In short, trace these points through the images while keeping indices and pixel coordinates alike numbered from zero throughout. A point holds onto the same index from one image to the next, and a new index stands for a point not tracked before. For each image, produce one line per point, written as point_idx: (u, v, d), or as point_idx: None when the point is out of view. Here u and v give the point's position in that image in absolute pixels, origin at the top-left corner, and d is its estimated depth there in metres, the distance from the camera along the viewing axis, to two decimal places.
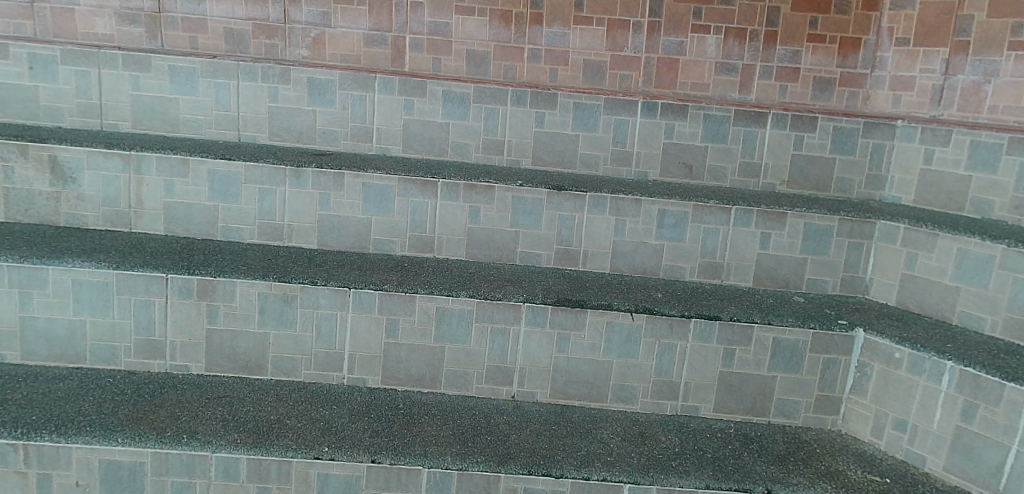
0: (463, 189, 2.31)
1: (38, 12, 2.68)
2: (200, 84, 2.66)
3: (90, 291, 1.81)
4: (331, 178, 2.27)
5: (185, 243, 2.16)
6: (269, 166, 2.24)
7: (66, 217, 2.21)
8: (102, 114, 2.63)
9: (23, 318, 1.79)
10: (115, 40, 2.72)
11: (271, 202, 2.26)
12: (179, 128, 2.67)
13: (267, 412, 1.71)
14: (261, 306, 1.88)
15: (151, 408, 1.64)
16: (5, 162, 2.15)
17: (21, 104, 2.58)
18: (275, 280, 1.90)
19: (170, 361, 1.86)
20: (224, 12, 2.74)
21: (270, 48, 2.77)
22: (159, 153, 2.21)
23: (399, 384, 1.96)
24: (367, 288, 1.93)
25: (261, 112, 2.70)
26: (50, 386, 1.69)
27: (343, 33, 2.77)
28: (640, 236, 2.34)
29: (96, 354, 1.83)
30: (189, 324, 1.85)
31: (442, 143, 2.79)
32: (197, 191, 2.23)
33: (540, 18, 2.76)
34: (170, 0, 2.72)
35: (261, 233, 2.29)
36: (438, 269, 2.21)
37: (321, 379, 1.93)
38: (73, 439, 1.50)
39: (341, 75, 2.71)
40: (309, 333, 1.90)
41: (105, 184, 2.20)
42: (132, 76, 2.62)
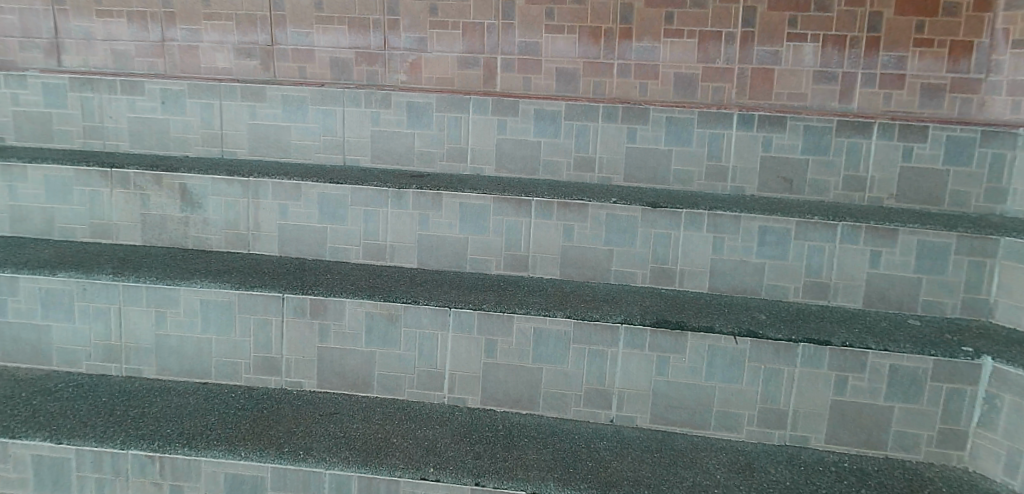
0: (557, 207, 2.32)
1: (168, 50, 2.94)
2: (310, 112, 2.81)
3: (215, 310, 1.93)
4: (430, 198, 2.34)
5: (298, 264, 2.27)
6: (372, 188, 2.34)
7: (193, 241, 2.38)
8: (223, 143, 2.80)
9: (158, 336, 1.93)
10: (234, 73, 2.94)
11: (374, 223, 2.35)
12: (290, 154, 2.81)
13: (375, 430, 1.76)
14: (367, 325, 1.94)
15: (269, 424, 1.73)
16: (144, 191, 2.35)
17: (154, 136, 2.80)
18: (381, 299, 1.96)
19: (285, 378, 1.96)
20: (329, 42, 2.90)
21: (371, 75, 2.90)
22: (274, 179, 2.35)
23: (498, 405, 1.97)
24: (467, 308, 1.96)
25: (364, 136, 2.82)
26: (181, 401, 1.81)
27: (438, 57, 2.87)
28: (740, 254, 2.26)
29: (221, 370, 1.95)
30: (302, 342, 1.94)
31: (534, 162, 2.80)
32: (308, 214, 2.35)
33: (630, 33, 2.74)
34: (281, 33, 2.90)
35: (364, 252, 2.37)
36: (535, 288, 2.22)
37: (423, 398, 1.97)
38: (202, 452, 1.58)
39: (438, 98, 2.80)
40: (412, 352, 1.95)
41: (227, 208, 2.35)
42: (249, 107, 2.79)
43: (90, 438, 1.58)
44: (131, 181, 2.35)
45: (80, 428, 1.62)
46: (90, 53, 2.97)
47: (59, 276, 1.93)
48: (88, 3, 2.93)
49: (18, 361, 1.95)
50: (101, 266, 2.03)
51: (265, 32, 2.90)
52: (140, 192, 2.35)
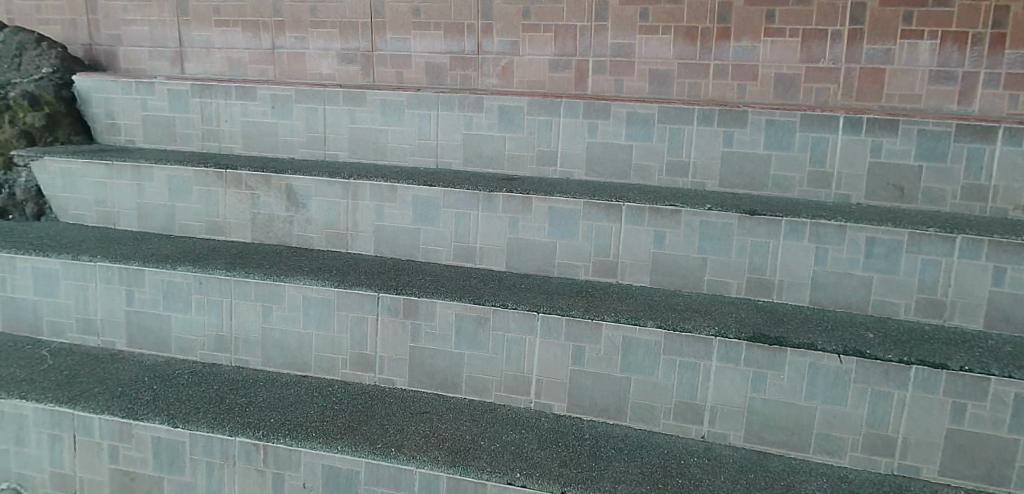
0: (648, 212, 2.26)
1: (278, 57, 3.11)
2: (406, 116, 2.88)
3: (315, 306, 2.01)
4: (520, 202, 2.34)
5: (392, 264, 2.34)
6: (464, 191, 2.37)
7: (297, 239, 2.49)
8: (325, 146, 2.92)
9: (264, 329, 2.04)
10: (336, 78, 3.07)
11: (465, 225, 2.38)
12: (386, 156, 2.90)
13: (463, 432, 1.77)
14: (457, 327, 1.97)
15: (363, 420, 1.78)
16: (254, 191, 2.49)
17: (264, 139, 2.95)
18: (471, 301, 1.99)
19: (378, 375, 2.02)
20: (425, 47, 2.98)
21: (465, 78, 2.95)
22: (372, 181, 2.43)
23: (584, 412, 1.93)
24: (555, 313, 1.93)
25: (457, 140, 2.85)
26: (283, 393, 1.89)
27: (530, 61, 2.88)
28: (845, 266, 2.11)
29: (320, 364, 2.04)
30: (395, 341, 1.99)
31: (625, 166, 2.71)
32: (403, 215, 2.42)
33: (727, 33, 2.64)
34: (381, 40, 3.01)
35: (454, 254, 2.41)
36: (624, 296, 2.16)
37: (510, 401, 1.97)
38: (301, 443, 1.63)
39: (529, 101, 2.77)
40: (500, 355, 1.96)
41: (328, 209, 2.46)
42: (350, 111, 2.90)
43: (202, 423, 1.68)
44: (243, 182, 2.50)
45: (193, 414, 1.71)
46: (209, 61, 3.18)
47: (179, 270, 2.07)
48: (208, 14, 3.15)
49: (142, 348, 2.10)
50: (215, 261, 2.17)
51: (366, 38, 3.02)
52: (251, 192, 2.50)
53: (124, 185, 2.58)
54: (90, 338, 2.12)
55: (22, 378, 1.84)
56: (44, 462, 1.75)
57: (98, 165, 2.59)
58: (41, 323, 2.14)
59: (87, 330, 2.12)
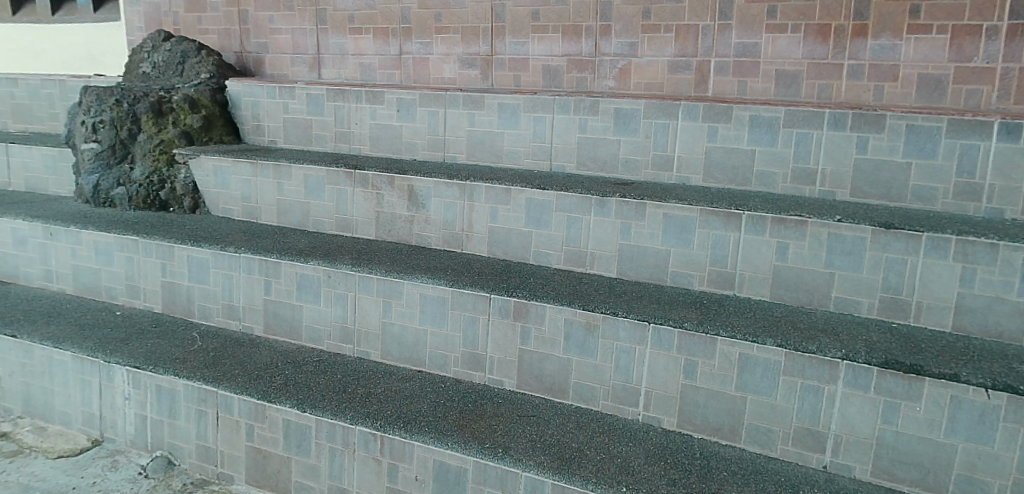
0: (771, 222, 2.10)
1: (404, 62, 3.25)
2: (522, 119, 2.89)
3: (431, 304, 2.08)
4: (634, 207, 2.27)
5: (504, 266, 2.37)
6: (577, 195, 2.34)
7: (417, 237, 2.59)
8: (445, 148, 3.01)
9: (384, 323, 2.14)
10: (457, 82, 3.17)
11: (576, 230, 2.35)
12: (502, 159, 2.93)
13: (569, 439, 1.75)
14: (566, 332, 1.94)
15: (473, 419, 1.81)
16: (379, 191, 2.62)
17: (390, 141, 3.09)
18: (581, 307, 1.94)
19: (488, 375, 2.05)
20: (544, 50, 3.00)
21: (581, 81, 2.95)
22: (488, 183, 2.47)
23: (695, 430, 1.83)
24: (667, 324, 1.84)
25: (572, 143, 2.81)
26: (399, 387, 1.98)
27: (649, 62, 2.84)
28: (997, 290, 1.84)
29: (434, 361, 2.11)
30: (505, 342, 2.01)
31: (746, 172, 2.56)
32: (516, 217, 2.44)
33: (865, 30, 2.46)
34: (501, 44, 3.07)
35: (565, 259, 2.39)
36: (742, 309, 2.03)
37: (618, 411, 1.91)
38: (415, 436, 1.69)
39: (646, 104, 2.68)
40: (609, 364, 1.90)
41: (446, 209, 2.54)
42: (470, 114, 2.96)
43: (327, 410, 1.78)
44: (370, 181, 2.63)
45: (318, 401, 1.83)
46: (342, 66, 3.38)
47: (310, 264, 2.21)
48: (343, 22, 3.34)
49: (278, 334, 2.27)
50: (342, 256, 2.29)
51: (486, 42, 3.09)
52: (376, 192, 2.62)
53: (266, 182, 2.81)
54: (233, 322, 2.32)
55: (176, 356, 2.05)
56: (192, 434, 1.93)
57: (244, 163, 2.82)
58: (194, 307, 2.36)
59: (231, 315, 2.32)
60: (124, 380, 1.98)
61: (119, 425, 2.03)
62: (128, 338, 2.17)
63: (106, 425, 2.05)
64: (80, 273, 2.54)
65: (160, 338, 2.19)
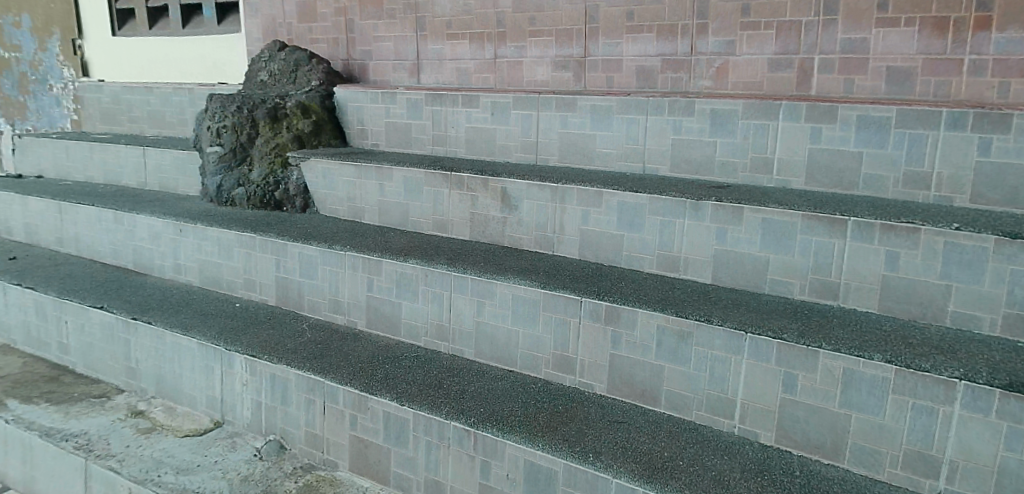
0: (880, 229, 1.98)
1: (499, 66, 3.31)
2: (615, 121, 2.86)
3: (522, 305, 2.11)
4: (731, 211, 2.20)
5: (596, 269, 2.37)
6: (670, 198, 2.30)
7: (509, 239, 2.64)
8: (538, 150, 3.03)
9: (477, 322, 2.19)
10: (551, 84, 3.19)
11: (669, 234, 2.31)
12: (594, 162, 2.91)
13: (661, 447, 1.73)
14: (658, 339, 1.92)
15: (563, 421, 1.83)
16: (473, 193, 2.68)
17: (484, 144, 3.16)
18: (673, 313, 1.91)
19: (578, 378, 2.06)
20: (638, 51, 2.97)
21: (676, 81, 2.90)
22: (580, 185, 2.48)
23: (794, 446, 1.76)
24: (765, 334, 1.78)
25: (665, 144, 2.76)
26: (491, 385, 2.03)
27: (748, 60, 2.75)
28: None
29: (524, 361, 2.14)
30: (596, 346, 2.01)
31: (852, 176, 2.41)
32: (608, 220, 2.43)
33: (988, 22, 2.28)
34: (595, 45, 3.06)
35: (658, 263, 2.35)
36: (847, 321, 1.93)
37: (712, 422, 1.87)
38: (507, 435, 1.73)
39: (745, 104, 2.57)
40: (703, 373, 1.87)
41: (538, 211, 2.56)
42: (562, 117, 2.97)
43: (423, 405, 1.85)
44: (465, 184, 2.70)
45: (416, 396, 1.91)
46: (439, 71, 3.48)
47: (409, 263, 2.30)
48: (441, 28, 3.43)
49: (378, 330, 2.37)
50: (438, 256, 2.37)
51: (580, 44, 3.10)
52: (471, 194, 2.69)
53: (368, 183, 2.94)
54: (338, 317, 2.45)
55: (287, 347, 2.19)
56: (300, 421, 2.05)
57: (349, 166, 2.97)
58: (303, 301, 2.51)
59: (336, 310, 2.45)
60: (242, 367, 2.13)
61: (236, 410, 2.19)
62: (246, 328, 2.34)
63: (226, 409, 2.22)
64: (204, 266, 2.76)
65: (273, 329, 2.34)
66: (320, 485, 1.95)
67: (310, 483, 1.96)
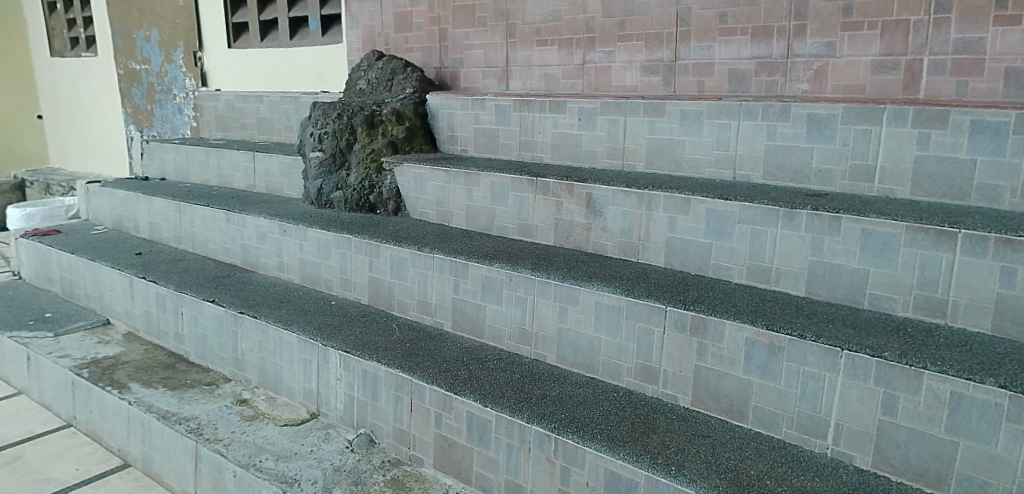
0: (995, 243, 1.83)
1: (587, 72, 3.32)
2: (705, 126, 2.80)
3: (605, 311, 2.10)
4: (827, 221, 2.11)
5: (682, 278, 2.33)
6: (762, 206, 2.23)
7: (593, 245, 2.64)
8: (624, 156, 3.01)
9: (560, 328, 2.20)
10: (639, 89, 3.16)
11: (761, 243, 2.24)
12: (683, 168, 2.86)
13: (747, 465, 1.68)
14: (747, 352, 1.86)
15: (645, 432, 1.82)
16: (558, 199, 2.70)
17: (570, 149, 3.17)
18: (763, 327, 1.85)
19: (662, 389, 2.03)
20: (730, 54, 2.89)
21: (771, 85, 2.80)
22: (667, 192, 2.44)
23: (893, 472, 1.66)
24: (863, 352, 1.69)
25: (758, 150, 2.67)
26: (573, 392, 2.04)
27: (850, 62, 2.62)
28: None
29: (607, 369, 2.13)
30: (681, 356, 1.97)
31: (965, 185, 2.25)
32: (695, 228, 2.38)
33: None
34: (685, 49, 3.01)
35: (748, 273, 2.28)
36: (956, 342, 1.80)
37: (803, 442, 1.80)
38: (587, 443, 1.73)
39: (845, 108, 2.45)
40: (794, 390, 1.80)
41: (623, 217, 2.55)
42: (650, 122, 2.93)
43: (506, 408, 1.89)
44: (550, 189, 2.72)
45: (499, 398, 1.95)
46: (528, 77, 3.52)
47: (494, 267, 2.34)
48: (531, 34, 3.47)
49: (464, 331, 2.44)
50: (523, 261, 2.40)
51: (670, 48, 3.05)
52: (556, 199, 2.71)
53: (456, 187, 3.02)
54: (426, 317, 2.53)
55: (378, 345, 2.29)
56: (389, 417, 2.14)
57: (440, 171, 3.06)
58: (393, 300, 2.62)
59: (424, 311, 2.53)
60: (336, 362, 2.25)
61: (331, 403, 2.30)
62: (340, 325, 2.46)
63: (321, 401, 2.34)
64: (304, 265, 2.92)
65: (365, 327, 2.45)
66: (407, 480, 2.02)
67: (398, 477, 2.04)
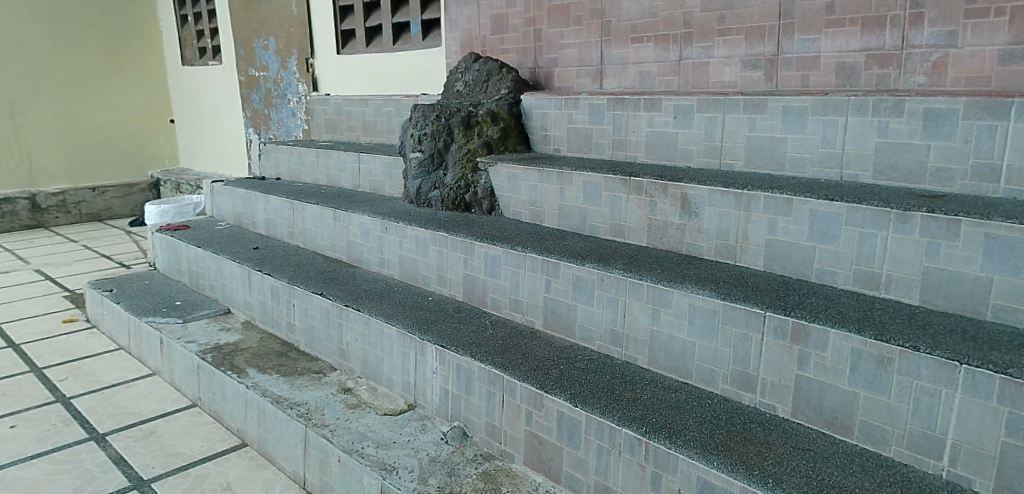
0: None
1: (683, 68, 3.24)
2: (810, 122, 2.67)
3: (700, 315, 2.06)
4: (945, 224, 1.96)
5: (782, 283, 2.25)
6: (872, 208, 2.11)
7: (688, 246, 2.59)
8: (722, 155, 2.93)
9: (652, 330, 2.18)
10: (738, 85, 3.06)
11: (870, 248, 2.12)
12: (785, 167, 2.75)
13: (852, 482, 1.61)
14: (853, 363, 1.77)
15: (741, 442, 1.77)
16: (652, 199, 2.67)
17: (665, 148, 3.11)
18: (871, 336, 1.75)
19: (760, 398, 1.98)
20: (838, 46, 2.75)
21: (883, 78, 2.64)
22: (767, 193, 2.36)
23: None
24: (985, 368, 1.56)
25: (868, 148, 2.52)
26: (666, 396, 2.02)
27: (974, 52, 2.43)
28: None
29: (701, 374, 2.09)
30: (780, 365, 1.91)
31: None
32: (798, 231, 2.28)
33: None
34: (788, 42, 2.89)
35: (855, 279, 2.17)
36: None
37: (915, 462, 1.70)
38: (680, 450, 1.71)
39: (967, 102, 2.27)
40: (905, 405, 1.70)
41: (720, 219, 2.48)
42: (750, 119, 2.83)
43: (596, 409, 1.90)
44: (644, 189, 2.69)
45: (589, 399, 1.96)
46: (623, 75, 3.49)
47: (586, 266, 2.35)
48: (626, 32, 3.44)
49: (555, 330, 2.46)
50: (615, 262, 2.39)
51: (772, 42, 2.94)
52: (650, 199, 2.67)
53: (549, 187, 3.04)
54: (518, 315, 2.57)
55: (472, 341, 2.35)
56: (482, 411, 2.20)
57: (533, 170, 3.09)
58: (487, 298, 2.68)
59: (516, 309, 2.58)
60: (432, 356, 2.33)
61: (427, 395, 2.39)
62: (436, 320, 2.55)
63: (418, 393, 2.44)
64: (403, 261, 3.04)
65: (460, 323, 2.53)
66: (499, 474, 2.08)
67: (489, 471, 2.09)
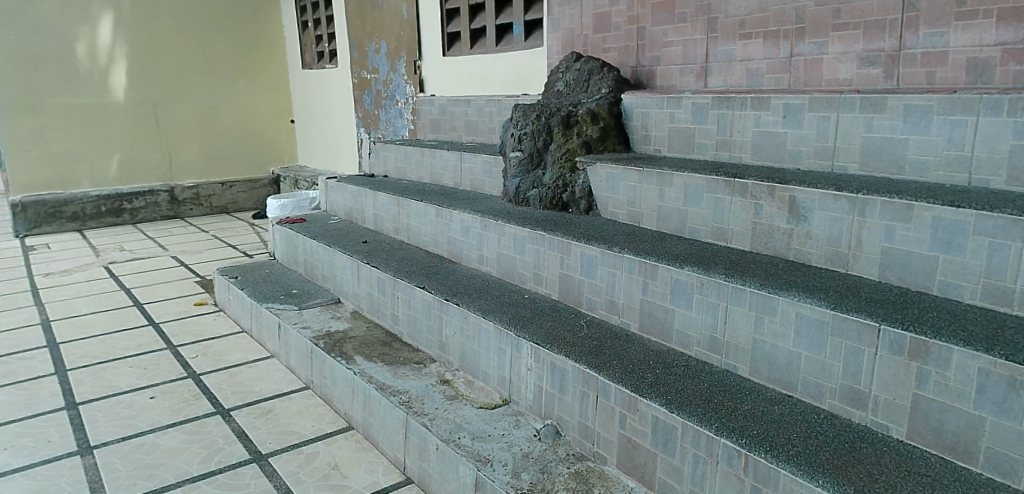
0: None
1: (794, 65, 3.11)
2: (935, 122, 2.48)
3: (807, 325, 1.98)
4: None
5: (900, 295, 2.12)
6: (1006, 216, 1.93)
7: (796, 252, 2.48)
8: (835, 157, 2.78)
9: (755, 339, 2.12)
10: (854, 83, 2.90)
11: (1002, 260, 1.95)
12: (905, 171, 2.57)
13: None
14: (979, 384, 1.64)
15: (850, 461, 1.69)
16: (758, 201, 2.58)
17: (772, 148, 3.00)
18: (1002, 356, 1.62)
19: (872, 416, 1.87)
20: (970, 40, 2.54)
21: (1022, 75, 2.42)
22: (885, 197, 2.22)
23: None
24: None
25: (1001, 151, 2.31)
26: (768, 408, 1.95)
27: None
28: None
29: (807, 387, 2.01)
30: (896, 382, 1.80)
31: None
32: (919, 238, 2.13)
33: None
34: (912, 37, 2.70)
35: (984, 294, 2.00)
36: None
37: None
38: (783, 465, 1.66)
39: None
40: None
41: (832, 224, 2.36)
42: (867, 119, 2.67)
43: (693, 416, 1.87)
44: (749, 191, 2.60)
45: (686, 406, 1.93)
46: (728, 73, 3.38)
47: (686, 270, 2.31)
48: (733, 28, 3.33)
49: (652, 333, 2.43)
50: (717, 266, 2.33)
51: (894, 36, 2.76)
52: (755, 202, 2.59)
53: (648, 188, 3.00)
54: (614, 316, 2.57)
55: (567, 340, 2.38)
56: (576, 411, 2.21)
57: (633, 171, 3.06)
58: (583, 297, 2.69)
59: (612, 310, 2.57)
60: (527, 353, 2.37)
61: (522, 391, 2.44)
62: (531, 318, 2.59)
63: (513, 389, 2.49)
64: (501, 258, 3.11)
65: (556, 322, 2.55)
66: (590, 475, 2.09)
67: (581, 471, 2.11)
